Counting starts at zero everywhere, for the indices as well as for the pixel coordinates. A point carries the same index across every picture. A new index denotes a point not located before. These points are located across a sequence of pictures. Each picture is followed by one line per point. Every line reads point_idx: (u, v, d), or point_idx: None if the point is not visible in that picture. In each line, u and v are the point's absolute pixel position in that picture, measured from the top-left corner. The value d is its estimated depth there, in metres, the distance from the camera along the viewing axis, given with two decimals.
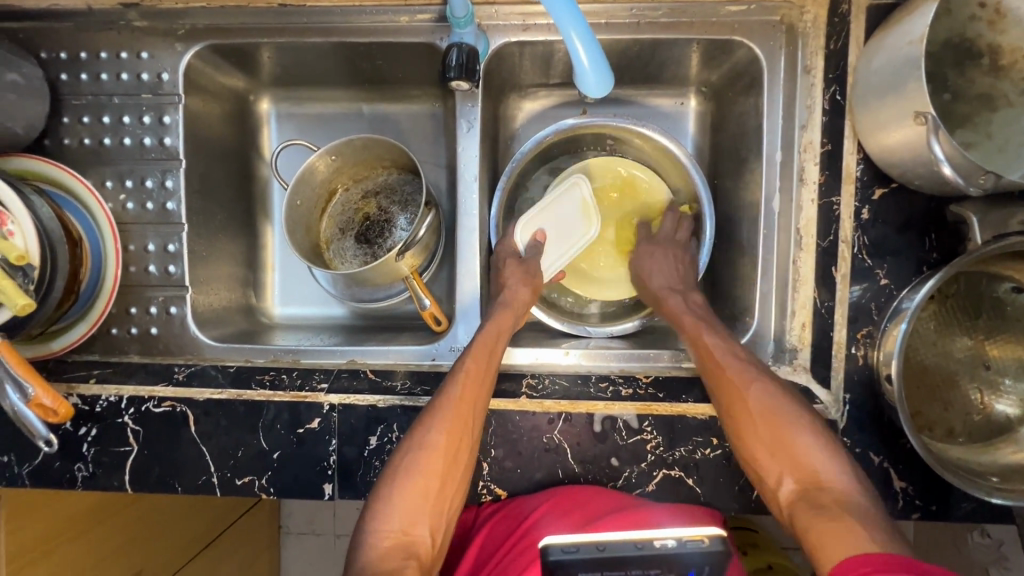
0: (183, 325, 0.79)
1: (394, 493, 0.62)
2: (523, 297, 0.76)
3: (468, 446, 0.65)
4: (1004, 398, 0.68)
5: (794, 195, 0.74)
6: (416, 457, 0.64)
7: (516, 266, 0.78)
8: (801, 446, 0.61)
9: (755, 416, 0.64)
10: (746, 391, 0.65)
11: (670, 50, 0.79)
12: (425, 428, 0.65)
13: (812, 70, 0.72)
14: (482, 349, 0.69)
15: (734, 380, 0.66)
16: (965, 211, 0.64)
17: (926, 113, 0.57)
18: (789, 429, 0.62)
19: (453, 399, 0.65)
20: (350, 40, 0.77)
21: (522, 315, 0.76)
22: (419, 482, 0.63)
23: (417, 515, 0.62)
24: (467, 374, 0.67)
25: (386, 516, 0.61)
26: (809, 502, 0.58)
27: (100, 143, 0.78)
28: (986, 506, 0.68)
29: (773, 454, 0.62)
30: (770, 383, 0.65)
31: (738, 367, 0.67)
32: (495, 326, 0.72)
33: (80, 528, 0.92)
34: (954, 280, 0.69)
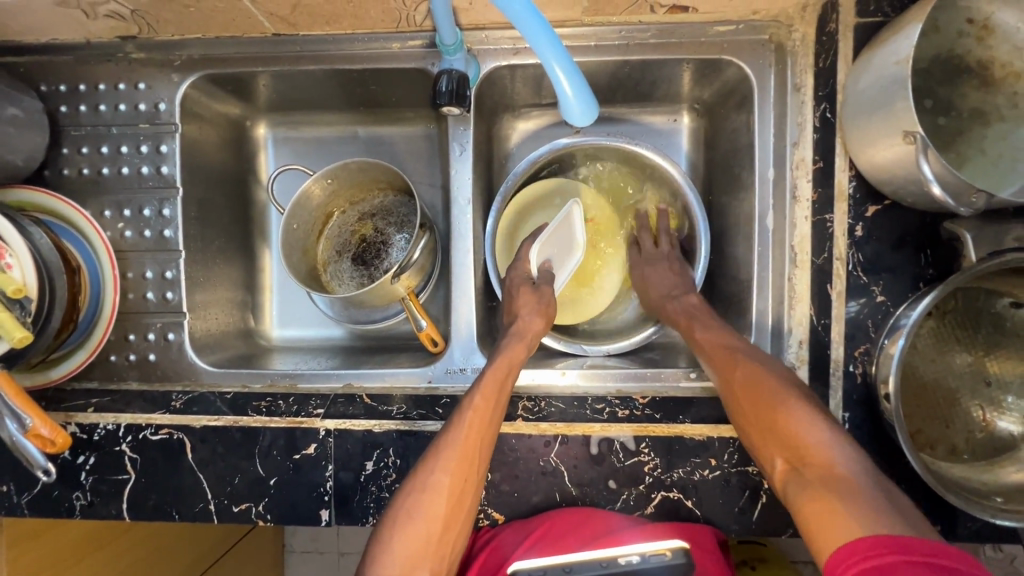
0: (180, 351, 0.80)
1: (395, 536, 0.62)
2: (535, 327, 0.75)
3: (473, 486, 0.65)
4: (1006, 415, 0.67)
5: (787, 212, 0.74)
6: (419, 498, 0.63)
7: (530, 295, 0.77)
8: (797, 426, 0.59)
9: (745, 392, 0.64)
10: (741, 382, 0.65)
11: (661, 69, 0.80)
12: (429, 468, 0.65)
13: (801, 88, 0.72)
14: (493, 383, 0.68)
15: (732, 374, 0.66)
16: (958, 229, 0.62)
17: (915, 132, 0.57)
18: (773, 402, 0.61)
19: (461, 437, 0.65)
20: (343, 67, 0.78)
21: (532, 346, 0.75)
22: (422, 525, 0.62)
23: (417, 559, 0.61)
24: (475, 413, 0.66)
25: (387, 561, 0.61)
26: (800, 478, 0.56)
27: (98, 172, 0.79)
28: (992, 525, 0.67)
29: (766, 439, 0.61)
30: (765, 370, 0.65)
31: (740, 359, 0.66)
32: (506, 357, 0.71)
33: (81, 552, 0.92)
34: (952, 296, 0.68)
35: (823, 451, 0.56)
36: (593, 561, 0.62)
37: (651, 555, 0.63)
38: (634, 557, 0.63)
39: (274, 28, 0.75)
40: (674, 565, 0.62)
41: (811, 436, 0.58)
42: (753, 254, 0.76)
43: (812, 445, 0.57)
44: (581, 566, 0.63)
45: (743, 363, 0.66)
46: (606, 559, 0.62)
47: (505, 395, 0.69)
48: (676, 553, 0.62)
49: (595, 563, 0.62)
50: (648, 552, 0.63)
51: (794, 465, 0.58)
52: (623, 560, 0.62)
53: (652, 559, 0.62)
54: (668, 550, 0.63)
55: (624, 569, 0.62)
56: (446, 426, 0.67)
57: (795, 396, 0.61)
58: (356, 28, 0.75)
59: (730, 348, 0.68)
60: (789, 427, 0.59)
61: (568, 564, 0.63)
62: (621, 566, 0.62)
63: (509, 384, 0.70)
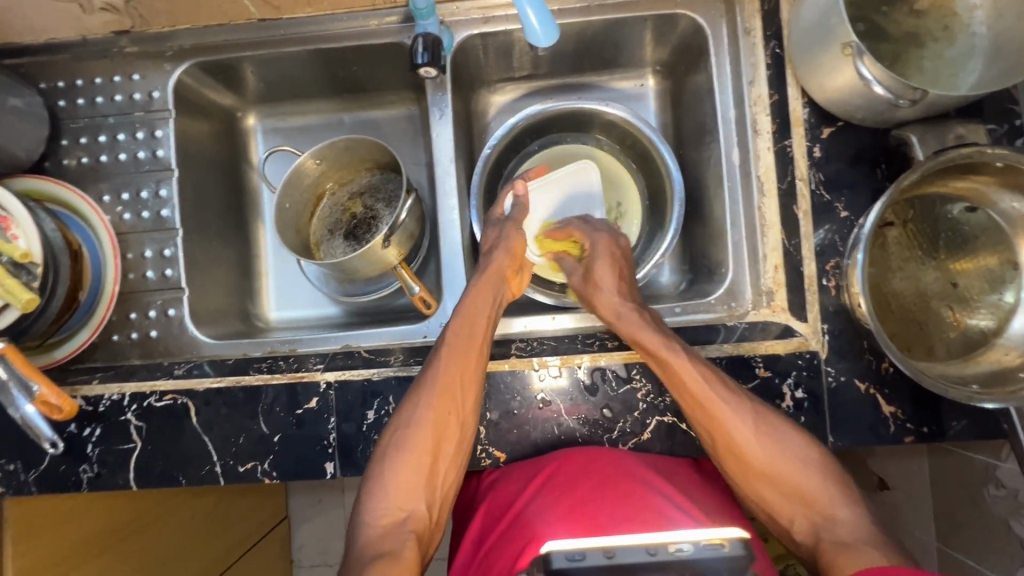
0: (181, 326, 0.82)
1: (388, 473, 0.64)
2: (501, 261, 0.75)
3: (459, 421, 0.66)
4: (977, 313, 0.69)
5: (750, 146, 0.78)
6: (404, 435, 0.66)
7: (497, 227, 0.79)
8: (773, 431, 0.66)
9: (746, 450, 0.66)
10: (732, 440, 0.66)
11: (623, 31, 0.86)
12: (414, 406, 0.66)
13: (751, 31, 0.78)
14: (464, 324, 0.70)
15: (721, 426, 0.66)
16: (904, 134, 0.68)
17: (851, 42, 0.62)
18: (792, 471, 0.65)
19: (443, 375, 0.66)
20: (325, 46, 0.84)
21: (508, 277, 0.76)
22: (411, 457, 0.65)
23: (411, 491, 0.64)
24: (451, 351, 0.68)
25: (381, 496, 0.63)
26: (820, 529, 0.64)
27: (97, 160, 0.83)
28: (976, 422, 0.69)
29: (780, 497, 0.66)
30: (750, 423, 0.66)
31: (727, 417, 0.66)
32: (477, 293, 0.72)
33: (103, 545, 0.88)
34: (910, 205, 0.72)
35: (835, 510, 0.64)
36: (639, 546, 0.54)
37: (705, 545, 0.54)
38: (685, 546, 0.54)
39: (259, 13, 0.81)
40: (735, 558, 0.53)
41: (802, 485, 0.65)
42: (724, 191, 0.81)
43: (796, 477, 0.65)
44: (624, 552, 0.54)
45: (730, 422, 0.66)
46: (653, 545, 0.55)
47: (480, 337, 0.70)
48: (735, 544, 0.54)
49: (640, 548, 0.55)
50: (702, 541, 0.55)
51: (785, 502, 0.66)
52: (674, 548, 0.54)
53: (706, 549, 0.54)
54: (725, 541, 0.55)
55: (674, 558, 0.54)
56: (426, 365, 0.69)
57: (773, 429, 0.66)
58: (335, 8, 0.81)
59: (711, 392, 0.66)
60: (777, 470, 0.66)
61: (609, 548, 0.55)
62: (671, 552, 0.54)
63: (484, 325, 0.70)
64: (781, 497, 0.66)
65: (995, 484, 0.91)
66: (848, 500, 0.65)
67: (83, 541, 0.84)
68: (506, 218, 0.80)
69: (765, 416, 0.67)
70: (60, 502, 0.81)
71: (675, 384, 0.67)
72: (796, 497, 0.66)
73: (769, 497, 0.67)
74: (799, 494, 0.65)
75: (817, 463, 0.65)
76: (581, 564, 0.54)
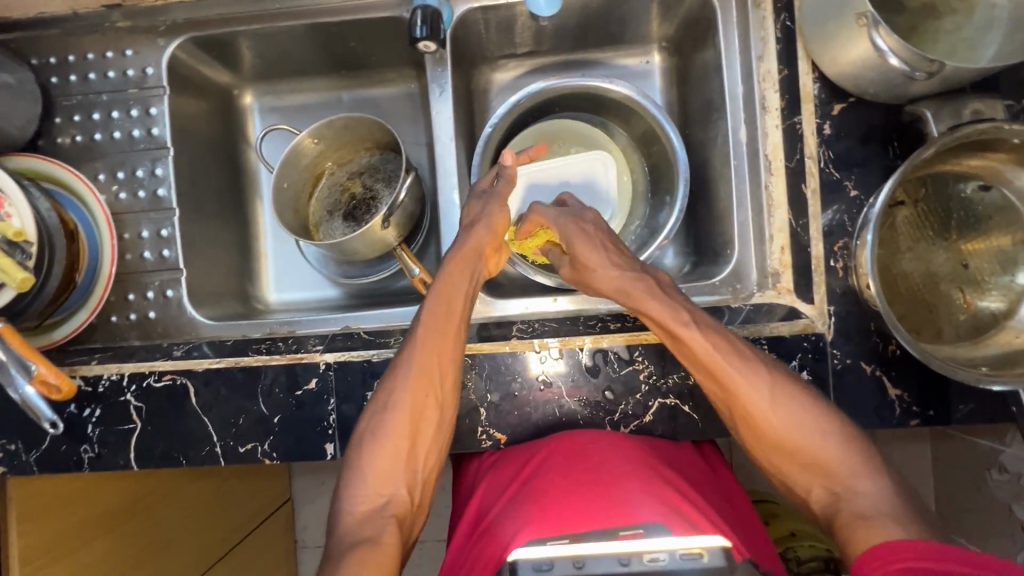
0: (180, 307, 0.82)
1: (367, 457, 0.62)
2: (482, 239, 0.72)
3: (437, 404, 0.64)
4: (988, 295, 0.68)
5: (758, 123, 0.76)
6: (383, 419, 0.63)
7: (478, 203, 0.75)
8: (788, 403, 0.62)
9: (760, 419, 0.62)
10: (750, 411, 0.62)
11: (629, 4, 0.83)
12: (390, 389, 0.64)
13: (761, 4, 0.76)
14: (440, 303, 0.67)
15: (734, 393, 0.62)
16: (919, 109, 0.65)
17: (867, 12, 0.60)
18: (809, 440, 0.61)
19: (418, 356, 0.64)
20: (322, 20, 0.81)
21: (486, 256, 0.73)
22: (389, 442, 0.62)
23: (390, 476, 0.61)
24: (426, 331, 0.65)
25: (359, 483, 0.61)
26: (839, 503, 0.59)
27: (91, 138, 0.82)
28: (984, 405, 0.68)
29: (798, 468, 0.62)
30: (769, 387, 0.62)
31: (742, 385, 0.62)
32: (451, 271, 0.70)
33: (111, 523, 0.89)
34: (922, 184, 0.70)
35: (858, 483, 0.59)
36: (611, 555, 0.55)
37: (683, 555, 0.54)
38: (661, 555, 0.54)
39: None
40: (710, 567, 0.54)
41: (822, 456, 0.60)
42: (730, 170, 0.79)
43: (817, 448, 0.60)
44: (595, 563, 0.54)
45: (742, 389, 0.62)
46: (626, 555, 0.55)
47: (457, 315, 0.67)
48: (714, 553, 0.54)
49: (612, 558, 0.55)
50: (679, 550, 0.55)
51: (803, 475, 0.61)
52: (649, 557, 0.54)
53: (683, 558, 0.54)
54: (704, 549, 0.55)
55: (648, 568, 0.54)
56: (402, 346, 0.67)
57: (791, 398, 0.62)
58: None
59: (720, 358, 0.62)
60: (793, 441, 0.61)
61: (579, 557, 0.55)
62: (646, 563, 0.54)
63: (462, 304, 0.68)
64: (800, 469, 0.61)
65: (998, 469, 0.90)
66: (872, 474, 0.59)
67: (90, 521, 0.85)
68: (493, 190, 0.76)
69: (783, 382, 0.63)
70: (68, 480, 0.81)
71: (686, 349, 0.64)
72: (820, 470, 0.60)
73: (787, 468, 0.62)
74: (820, 467, 0.60)
75: (836, 435, 0.61)
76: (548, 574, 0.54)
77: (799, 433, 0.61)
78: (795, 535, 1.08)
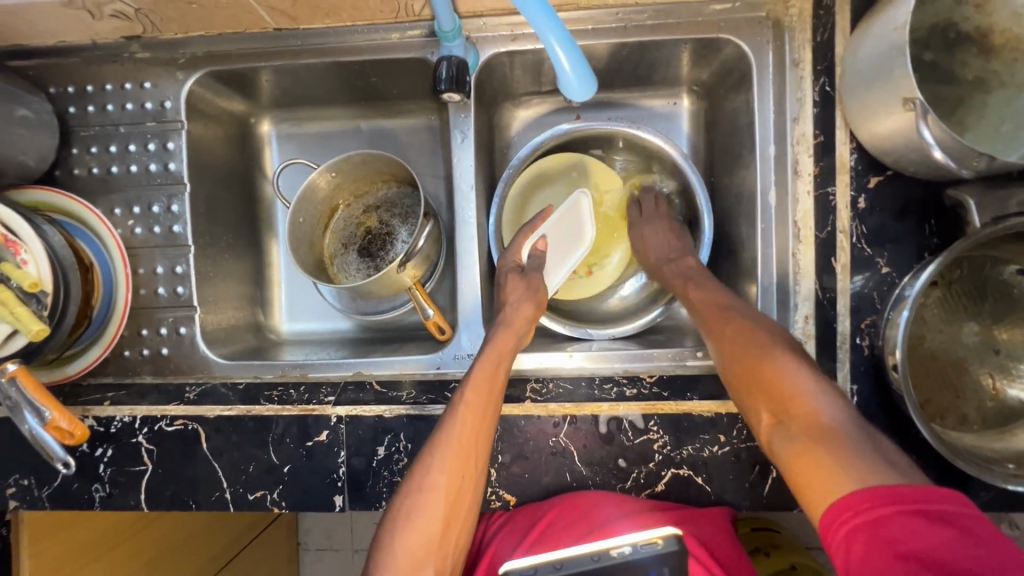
0: (192, 345, 0.81)
1: (398, 536, 0.60)
2: (525, 315, 0.73)
3: (473, 481, 0.63)
4: (1016, 383, 0.66)
5: (789, 188, 0.73)
6: (416, 495, 0.61)
7: (518, 281, 0.76)
8: (754, 335, 0.63)
9: (730, 341, 0.64)
10: (726, 340, 0.65)
11: (660, 51, 0.80)
12: (426, 465, 0.63)
13: (800, 63, 0.73)
14: (485, 376, 0.66)
15: (716, 326, 0.67)
16: (962, 195, 0.64)
17: (914, 99, 0.57)
18: (762, 358, 0.59)
19: (458, 430, 0.63)
20: (344, 59, 0.79)
21: (527, 331, 0.73)
22: (422, 521, 0.60)
23: (421, 556, 0.59)
24: (468, 404, 0.64)
25: (390, 561, 0.59)
26: (786, 430, 0.54)
27: (107, 171, 0.81)
28: (1007, 494, 0.67)
29: (754, 393, 0.59)
30: (750, 322, 0.65)
31: (727, 321, 0.66)
32: (496, 345, 0.70)
33: (110, 544, 0.89)
34: (958, 265, 0.68)
35: (807, 402, 0.54)
36: (584, 554, 0.56)
37: (642, 544, 0.56)
38: (625, 547, 0.56)
39: (276, 22, 0.77)
40: (666, 554, 0.55)
41: (778, 376, 0.57)
42: (757, 232, 0.77)
43: (782, 377, 0.57)
44: (572, 563, 0.55)
45: (723, 323, 0.67)
46: (597, 551, 0.56)
47: (498, 386, 0.67)
48: (668, 540, 0.56)
49: (586, 557, 0.56)
50: (639, 541, 0.56)
51: (763, 401, 0.58)
52: (615, 551, 0.56)
53: (643, 549, 0.55)
54: (659, 538, 0.57)
55: (616, 562, 0.55)
56: (443, 419, 0.65)
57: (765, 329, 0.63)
58: (355, 20, 0.76)
59: (720, 306, 0.69)
60: (752, 362, 0.60)
61: (560, 559, 0.56)
62: (614, 556, 0.55)
63: (503, 376, 0.68)
64: (756, 395, 0.59)
65: None
66: (829, 396, 0.54)
67: (102, 537, 0.88)
68: (526, 269, 0.78)
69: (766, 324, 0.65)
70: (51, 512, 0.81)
71: (693, 300, 0.72)
72: (780, 401, 0.56)
73: (754, 406, 0.59)
74: (775, 392, 0.57)
75: (799, 361, 0.58)
76: None
77: (762, 357, 0.59)
78: (794, 569, 1.02)
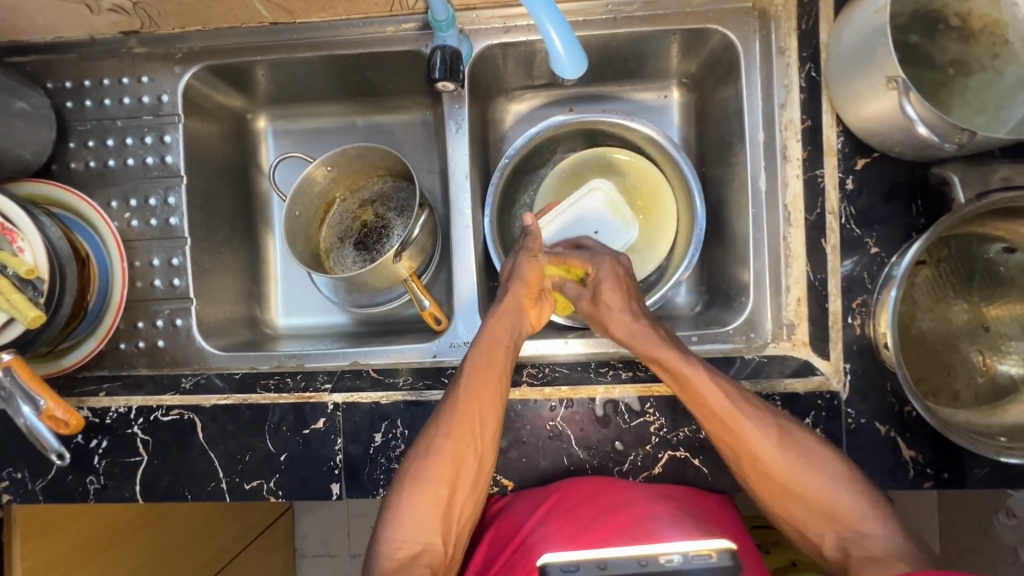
0: (188, 336, 0.81)
1: (403, 504, 0.64)
2: (521, 295, 0.72)
3: (478, 452, 0.66)
4: (1007, 359, 0.67)
5: (780, 173, 0.76)
6: (423, 462, 0.65)
7: (517, 262, 0.76)
8: (799, 467, 0.63)
9: (770, 471, 0.64)
10: (760, 462, 0.64)
11: (650, 43, 0.82)
12: (431, 435, 0.66)
13: (786, 51, 0.75)
14: (484, 352, 0.68)
15: (744, 443, 0.64)
16: (946, 172, 0.65)
17: (897, 77, 0.59)
18: (819, 495, 0.63)
19: (460, 407, 0.65)
20: (339, 52, 0.81)
21: (526, 308, 0.73)
22: (427, 488, 0.64)
23: (426, 523, 0.63)
24: (470, 379, 0.66)
25: (397, 528, 0.63)
26: (851, 553, 0.62)
27: (105, 164, 0.82)
28: (1001, 470, 0.67)
29: (806, 517, 0.64)
30: (780, 443, 0.64)
31: (753, 441, 0.64)
32: (495, 326, 0.70)
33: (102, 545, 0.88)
34: (945, 244, 0.69)
35: (865, 527, 0.62)
36: (630, 557, 0.55)
37: (693, 555, 0.55)
38: (675, 556, 0.55)
39: (272, 16, 0.78)
40: (720, 568, 0.54)
41: (834, 503, 0.62)
42: (748, 217, 0.78)
43: (837, 506, 0.62)
44: (617, 564, 0.55)
45: (749, 437, 0.64)
46: (644, 556, 0.55)
47: (500, 365, 0.68)
48: (722, 554, 0.54)
49: (631, 560, 0.55)
50: (691, 552, 0.55)
51: (810, 514, 0.64)
52: (663, 559, 0.55)
53: (694, 560, 0.54)
54: (713, 551, 0.55)
55: (664, 569, 0.54)
56: (446, 397, 0.67)
57: (796, 441, 0.64)
58: (350, 13, 0.78)
59: (733, 407, 0.64)
60: (805, 489, 0.63)
61: (602, 560, 0.55)
62: (661, 565, 0.54)
63: (504, 355, 0.69)
64: (812, 517, 0.64)
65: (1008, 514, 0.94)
66: (880, 516, 0.62)
67: (94, 536, 0.87)
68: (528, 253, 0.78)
69: (790, 434, 0.65)
70: (45, 510, 0.79)
71: (695, 401, 0.65)
72: (839, 524, 0.63)
73: (807, 524, 0.64)
74: (831, 514, 0.63)
75: (843, 481, 0.63)
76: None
77: (820, 493, 0.63)
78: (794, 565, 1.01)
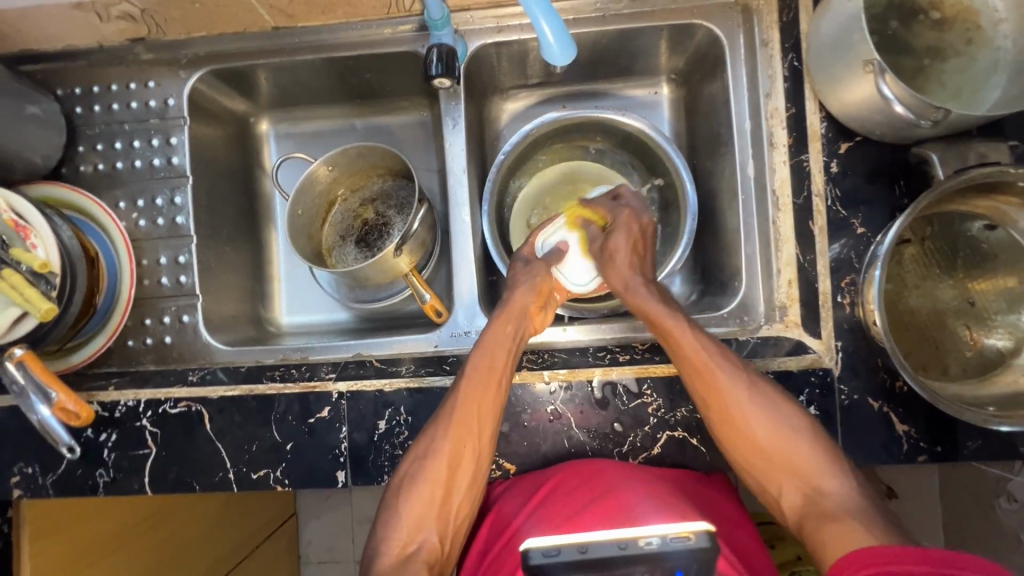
0: (195, 332, 0.83)
1: (402, 502, 0.66)
2: (524, 298, 0.73)
3: (475, 450, 0.67)
4: (994, 333, 0.69)
5: (765, 159, 0.78)
6: (422, 463, 0.66)
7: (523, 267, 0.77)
8: (767, 419, 0.66)
9: (742, 424, 0.66)
10: (731, 412, 0.66)
11: (639, 39, 0.85)
12: (429, 437, 0.67)
13: (769, 43, 0.78)
14: (484, 355, 0.69)
15: (719, 395, 0.67)
16: (924, 151, 0.67)
17: (873, 60, 0.62)
18: (787, 449, 0.65)
19: (458, 407, 0.67)
20: (339, 54, 0.84)
21: (531, 315, 0.74)
22: (424, 488, 0.66)
23: (423, 520, 0.65)
24: (469, 383, 0.67)
25: (395, 526, 0.65)
26: (811, 510, 0.63)
27: (113, 167, 0.84)
28: (992, 441, 0.69)
29: (772, 472, 0.66)
30: (751, 397, 0.67)
31: (727, 390, 0.67)
32: (495, 333, 0.71)
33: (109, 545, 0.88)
34: (928, 222, 0.71)
35: (824, 483, 0.63)
36: (610, 540, 0.50)
37: (672, 537, 0.50)
38: (654, 538, 0.50)
39: (274, 21, 0.81)
40: (699, 550, 0.49)
41: (797, 454, 0.65)
42: (738, 203, 0.81)
43: (800, 460, 0.65)
44: (598, 548, 0.50)
45: (727, 387, 0.67)
46: (624, 539, 0.50)
47: (500, 370, 0.69)
48: (701, 536, 0.50)
49: (612, 544, 0.50)
50: (670, 534, 0.50)
51: (776, 469, 0.66)
52: (643, 541, 0.50)
53: (674, 542, 0.49)
54: (692, 532, 0.50)
55: (644, 552, 0.49)
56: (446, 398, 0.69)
57: (766, 398, 0.67)
58: (349, 16, 0.81)
59: (711, 359, 0.68)
60: (770, 442, 0.66)
61: (584, 544, 0.51)
62: (642, 547, 0.49)
63: (505, 358, 0.70)
64: (775, 469, 0.66)
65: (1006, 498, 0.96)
66: (838, 470, 0.64)
67: (102, 536, 0.88)
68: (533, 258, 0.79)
69: (762, 389, 0.68)
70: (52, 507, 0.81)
71: (678, 354, 0.69)
72: (802, 479, 0.64)
73: (774, 479, 0.66)
74: (792, 466, 0.65)
75: (808, 436, 0.66)
76: (555, 561, 0.49)
77: (786, 447, 0.65)
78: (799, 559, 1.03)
